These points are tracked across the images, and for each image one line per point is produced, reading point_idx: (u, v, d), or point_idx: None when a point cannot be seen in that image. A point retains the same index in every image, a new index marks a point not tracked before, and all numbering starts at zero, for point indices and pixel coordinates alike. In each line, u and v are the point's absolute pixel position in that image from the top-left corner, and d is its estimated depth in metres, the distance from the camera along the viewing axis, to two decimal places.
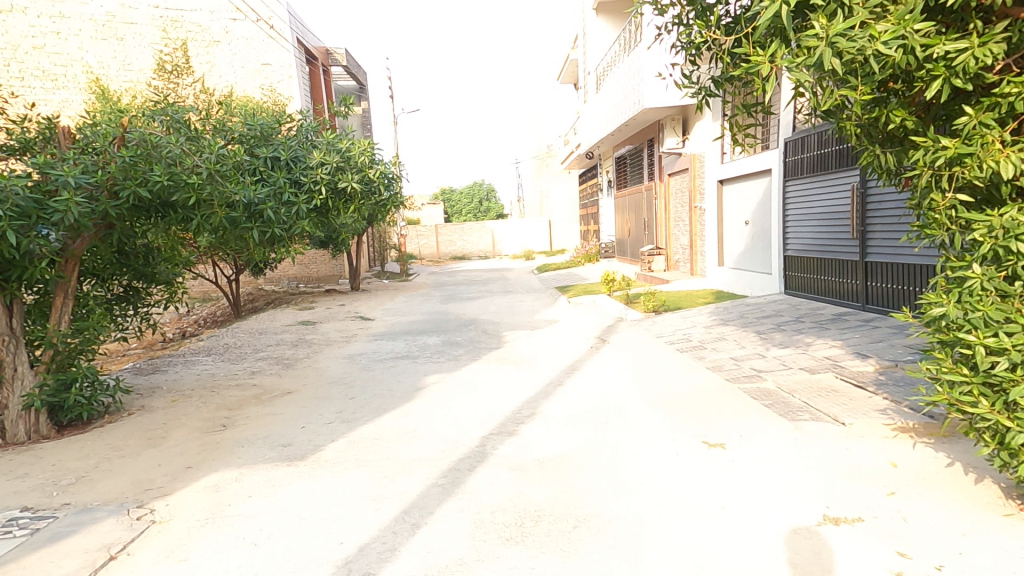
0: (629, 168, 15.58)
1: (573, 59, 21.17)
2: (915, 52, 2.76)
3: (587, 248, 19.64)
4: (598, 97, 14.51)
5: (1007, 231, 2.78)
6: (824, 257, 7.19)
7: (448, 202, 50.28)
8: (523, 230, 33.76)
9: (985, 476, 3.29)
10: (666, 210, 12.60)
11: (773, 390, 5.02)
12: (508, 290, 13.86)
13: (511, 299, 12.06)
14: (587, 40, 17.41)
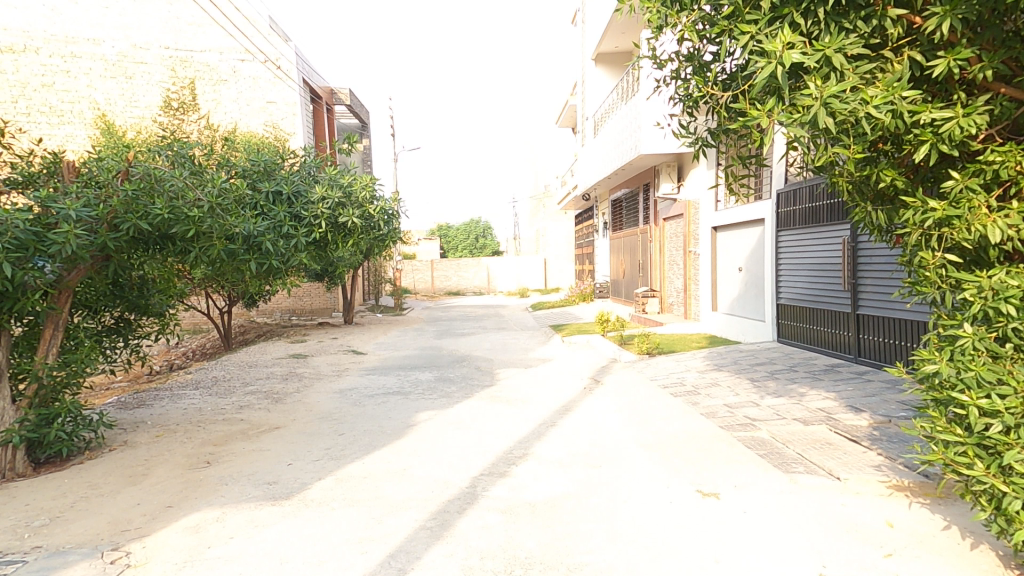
0: (624, 210, 15.83)
1: (571, 104, 21.84)
2: (903, 117, 2.87)
3: (582, 286, 19.79)
4: (595, 141, 14.87)
5: (996, 293, 2.83)
6: (817, 306, 7.26)
7: (445, 238, 50.87)
8: (518, 266, 33.98)
9: (983, 542, 3.22)
10: (660, 252, 12.77)
11: (767, 439, 4.97)
12: (502, 327, 13.85)
13: (506, 336, 12.02)
14: (585, 86, 17.97)
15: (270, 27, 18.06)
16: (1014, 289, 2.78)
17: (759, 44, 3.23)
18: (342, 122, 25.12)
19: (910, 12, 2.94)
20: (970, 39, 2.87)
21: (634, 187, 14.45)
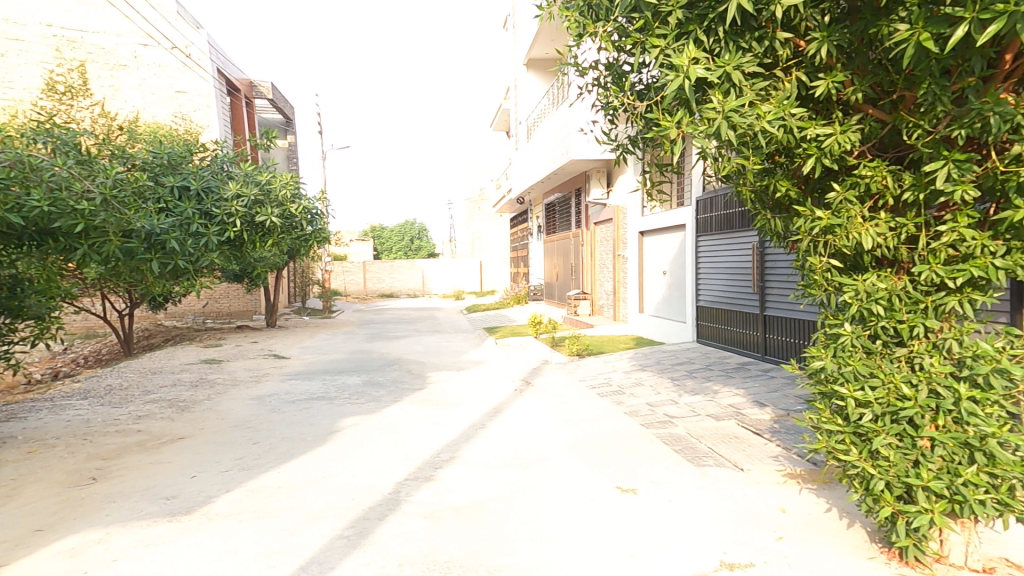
0: (557, 215, 16.16)
1: (505, 108, 22.08)
2: (792, 133, 3.08)
3: (517, 289, 19.99)
4: (529, 146, 15.07)
5: (868, 295, 3.09)
6: (731, 308, 7.70)
7: (378, 239, 50.13)
8: (454, 269, 33.97)
9: (856, 521, 3.50)
10: (591, 256, 13.11)
11: (683, 435, 5.20)
12: (436, 330, 13.69)
13: (439, 338, 11.92)
14: (518, 92, 18.25)
15: (179, 13, 17.14)
16: (882, 291, 3.05)
17: (668, 58, 3.32)
18: (263, 117, 24.17)
19: (795, 36, 3.16)
20: (844, 63, 3.11)
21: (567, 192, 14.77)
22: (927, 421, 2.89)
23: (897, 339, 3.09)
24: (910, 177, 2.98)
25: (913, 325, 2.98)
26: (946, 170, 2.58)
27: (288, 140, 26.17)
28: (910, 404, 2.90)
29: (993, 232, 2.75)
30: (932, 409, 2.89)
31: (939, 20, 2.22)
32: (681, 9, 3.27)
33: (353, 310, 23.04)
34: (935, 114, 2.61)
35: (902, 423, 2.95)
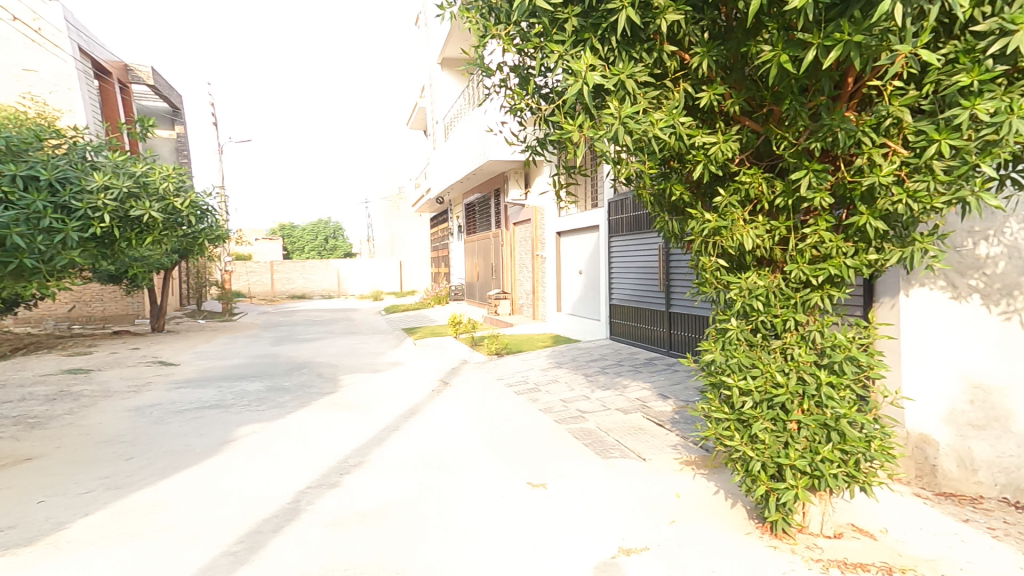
0: (477, 216, 16.22)
1: (420, 107, 21.85)
2: (682, 140, 3.25)
3: (438, 289, 19.83)
4: (446, 146, 14.99)
5: (750, 292, 3.29)
6: (641, 306, 8.08)
7: (288, 238, 47.73)
8: (372, 270, 33.16)
9: (739, 501, 3.77)
10: (511, 256, 13.26)
11: (593, 429, 5.37)
12: (351, 332, 13.23)
13: (354, 340, 11.51)
14: (433, 91, 18.16)
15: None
16: (761, 289, 3.25)
17: (567, 64, 3.34)
18: (143, 104, 22.20)
19: (680, 50, 3.32)
20: (722, 78, 3.32)
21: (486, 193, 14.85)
22: (796, 405, 3.16)
23: (773, 333, 3.33)
24: (781, 185, 3.21)
25: (786, 319, 3.22)
26: (807, 178, 2.84)
27: (175, 130, 24.13)
28: (782, 391, 3.15)
29: (845, 236, 3.05)
30: (799, 395, 3.17)
31: (793, 45, 2.40)
32: (576, 18, 3.32)
33: (257, 313, 21.58)
34: (798, 126, 2.84)
35: (776, 409, 3.21)
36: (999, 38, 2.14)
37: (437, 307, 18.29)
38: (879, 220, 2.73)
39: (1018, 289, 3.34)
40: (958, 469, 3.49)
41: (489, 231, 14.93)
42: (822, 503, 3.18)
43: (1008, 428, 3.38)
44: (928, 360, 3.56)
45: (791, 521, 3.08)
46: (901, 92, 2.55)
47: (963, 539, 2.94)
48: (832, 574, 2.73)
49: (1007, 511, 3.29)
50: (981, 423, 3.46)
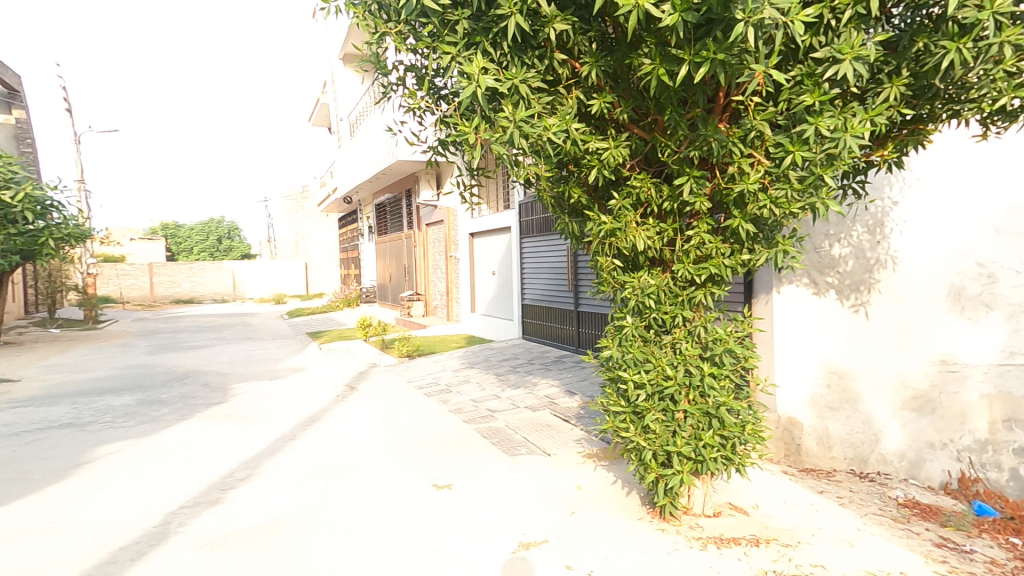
0: (388, 216, 15.85)
1: (323, 103, 20.96)
2: (576, 144, 3.34)
3: (348, 292, 19.14)
4: (352, 144, 14.52)
5: (642, 291, 3.42)
6: (552, 305, 8.30)
7: (173, 239, 43.79)
8: (272, 272, 31.34)
9: (633, 488, 3.97)
10: (423, 258, 13.07)
11: (501, 428, 5.42)
12: (247, 337, 12.36)
13: (249, 346, 10.76)
14: (336, 88, 17.54)
15: None
16: (653, 287, 3.39)
17: (460, 66, 3.33)
18: None
19: (571, 59, 3.41)
20: (611, 87, 3.46)
21: (397, 193, 14.58)
22: (683, 395, 3.38)
23: (664, 327, 3.50)
24: (667, 190, 3.36)
25: (674, 315, 3.40)
26: (689, 183, 3.04)
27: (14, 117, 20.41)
28: (671, 383, 3.34)
29: (722, 237, 3.29)
30: (686, 385, 3.39)
31: (670, 58, 2.55)
32: (467, 20, 3.30)
33: (128, 320, 19.24)
34: (679, 135, 3.03)
35: (666, 400, 3.39)
36: (832, 65, 2.44)
37: (346, 310, 17.64)
38: (749, 223, 2.99)
39: (863, 285, 3.83)
40: (817, 446, 3.93)
41: (401, 232, 14.65)
42: (705, 485, 3.45)
43: (855, 405, 3.88)
44: (794, 351, 3.95)
45: (677, 504, 3.30)
46: (761, 107, 2.80)
47: (820, 508, 3.30)
48: (710, 550, 2.95)
49: (852, 481, 3.75)
50: (836, 405, 3.91)
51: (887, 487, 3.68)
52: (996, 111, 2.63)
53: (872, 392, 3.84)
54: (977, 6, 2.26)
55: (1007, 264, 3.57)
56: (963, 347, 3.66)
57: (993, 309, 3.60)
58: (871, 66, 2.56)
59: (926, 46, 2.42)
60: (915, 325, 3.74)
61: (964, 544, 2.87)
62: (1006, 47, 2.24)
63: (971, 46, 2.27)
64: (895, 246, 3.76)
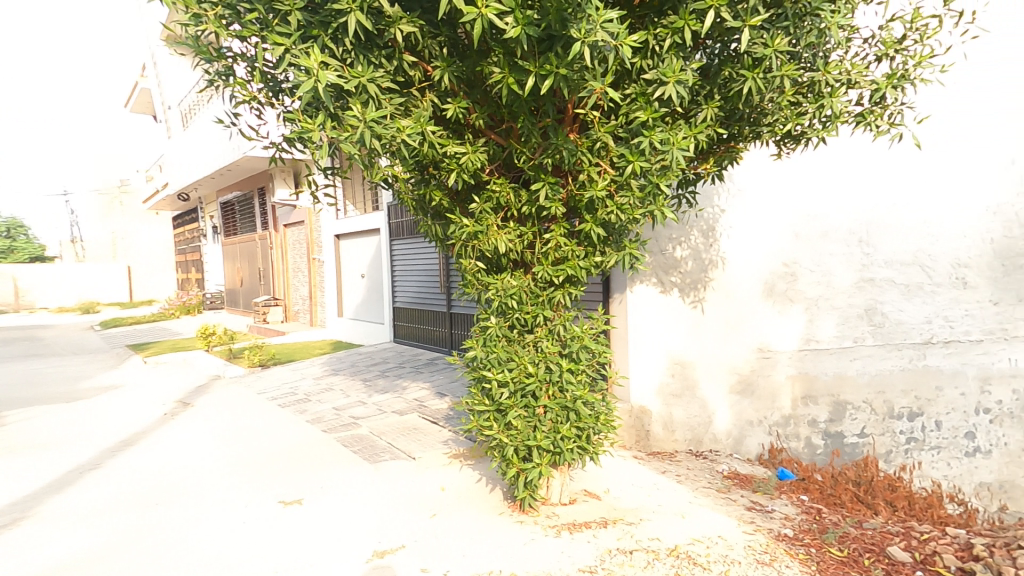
0: (238, 215, 14.57)
1: (139, 88, 18.34)
2: (434, 146, 3.24)
3: (184, 296, 17.01)
4: (186, 136, 13.04)
5: (504, 292, 3.43)
6: (425, 308, 8.21)
7: None
8: (86, 276, 26.78)
9: (496, 484, 4.05)
10: (281, 260, 12.26)
11: (365, 435, 5.21)
12: (38, 356, 10.32)
13: (46, 366, 9.02)
14: (159, 74, 15.59)
15: None
16: (516, 288, 3.42)
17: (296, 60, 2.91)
18: None
19: (422, 61, 3.25)
20: (465, 93, 3.38)
21: (248, 191, 13.49)
22: (542, 394, 3.47)
23: (527, 327, 3.56)
24: (524, 194, 3.35)
25: (536, 315, 3.46)
26: (544, 189, 3.15)
27: None
28: (532, 380, 3.41)
29: (576, 240, 3.39)
30: (547, 381, 3.49)
31: (519, 69, 2.63)
32: (299, 12, 2.86)
33: None
34: (532, 142, 3.09)
35: (528, 396, 3.47)
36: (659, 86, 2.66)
37: (184, 318, 15.74)
38: (600, 227, 3.18)
39: (700, 282, 4.22)
40: (662, 431, 4.30)
41: (253, 233, 13.57)
42: (562, 476, 3.64)
43: (693, 391, 4.28)
44: (643, 347, 4.25)
45: (536, 496, 3.43)
46: (604, 121, 2.99)
47: (661, 486, 3.64)
48: (562, 536, 3.09)
49: (691, 461, 4.15)
50: (678, 392, 4.29)
51: (716, 462, 4.15)
52: (787, 136, 3.11)
53: (706, 377, 4.25)
54: (763, 43, 2.61)
55: (805, 262, 4.06)
56: (773, 335, 4.12)
57: (795, 302, 4.08)
58: (691, 89, 2.86)
59: (731, 75, 2.78)
60: (738, 316, 4.18)
61: (766, 505, 3.33)
62: (784, 80, 2.69)
63: (762, 77, 2.64)
64: (725, 248, 4.18)
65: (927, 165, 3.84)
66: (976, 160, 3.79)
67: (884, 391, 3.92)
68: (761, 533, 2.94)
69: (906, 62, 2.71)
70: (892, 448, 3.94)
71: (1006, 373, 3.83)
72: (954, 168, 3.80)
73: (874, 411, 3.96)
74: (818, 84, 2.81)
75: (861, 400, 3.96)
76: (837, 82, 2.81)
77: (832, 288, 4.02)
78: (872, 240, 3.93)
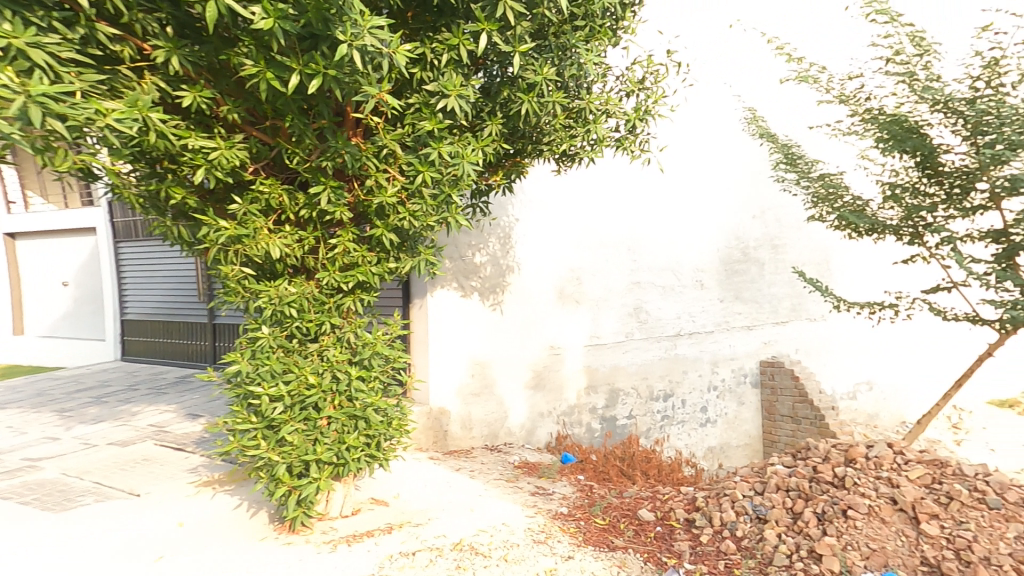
0: None
1: None
2: (167, 138, 2.18)
3: None
4: None
5: (280, 300, 2.78)
6: (170, 319, 7.41)
7: None
8: None
9: (260, 507, 3.38)
10: None
11: (53, 478, 3.95)
12: None
13: None
14: None
15: None
16: (296, 295, 2.80)
17: None
18: None
19: (132, 36, 2.17)
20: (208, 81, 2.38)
21: None
22: (327, 402, 2.90)
23: (309, 335, 2.96)
24: (302, 197, 2.71)
25: (320, 323, 2.88)
26: (326, 194, 2.61)
27: None
28: (314, 391, 2.85)
29: (368, 244, 2.90)
30: (333, 391, 2.94)
31: (278, 65, 2.18)
32: None
33: None
34: (306, 143, 2.56)
35: (308, 409, 2.88)
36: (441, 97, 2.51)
37: None
38: (392, 232, 2.78)
39: (499, 287, 4.16)
40: (460, 430, 4.11)
41: None
42: (345, 487, 3.28)
43: (491, 390, 4.20)
44: (444, 353, 3.98)
45: (312, 513, 2.98)
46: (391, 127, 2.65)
47: (452, 484, 3.61)
48: (340, 550, 2.86)
49: (485, 454, 4.12)
50: (478, 391, 4.17)
51: (507, 454, 4.15)
52: (563, 155, 3.21)
53: (506, 374, 4.25)
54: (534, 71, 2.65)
55: (587, 268, 4.45)
56: (564, 334, 4.40)
57: (581, 303, 4.44)
58: (473, 105, 2.74)
59: (509, 96, 2.74)
60: (534, 319, 4.31)
61: (548, 488, 3.66)
62: (556, 106, 2.76)
63: (536, 102, 2.69)
64: (519, 256, 4.23)
65: (669, 192, 4.67)
66: (705, 192, 4.78)
67: (646, 377, 4.62)
68: (541, 515, 3.21)
69: (646, 96, 3.07)
70: (651, 425, 4.66)
71: (727, 357, 4.92)
72: (691, 197, 4.73)
73: (639, 395, 4.63)
74: (583, 110, 2.90)
75: (630, 386, 4.59)
76: (598, 110, 2.94)
77: (611, 289, 4.53)
78: (638, 250, 4.58)
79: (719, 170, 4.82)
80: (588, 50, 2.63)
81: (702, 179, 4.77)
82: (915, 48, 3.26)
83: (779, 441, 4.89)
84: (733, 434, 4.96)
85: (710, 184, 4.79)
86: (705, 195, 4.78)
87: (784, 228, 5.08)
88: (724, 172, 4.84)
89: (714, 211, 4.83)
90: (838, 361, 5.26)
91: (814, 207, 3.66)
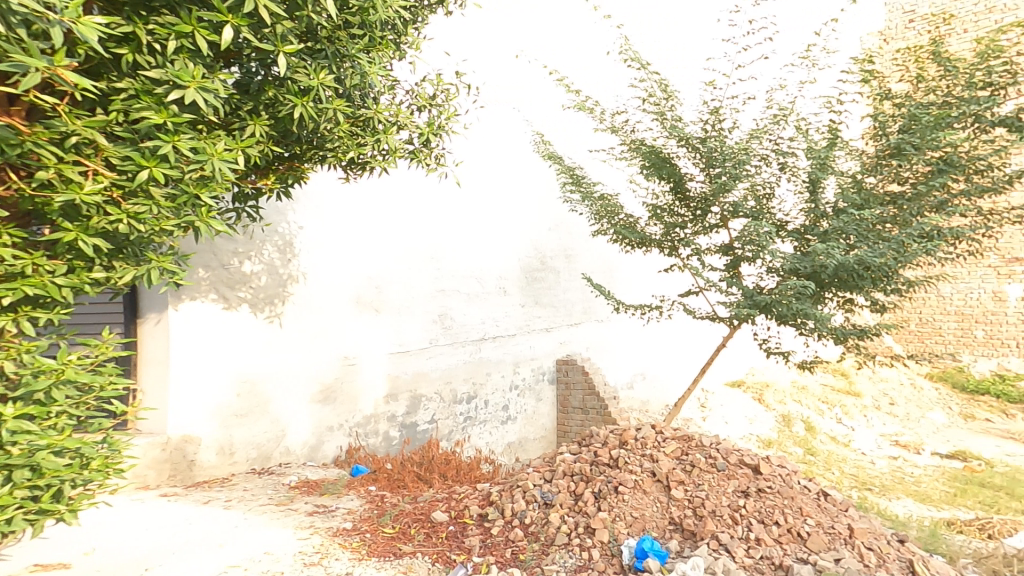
0: None
1: None
2: None
3: None
4: None
5: None
6: None
7: None
8: None
9: None
10: None
11: None
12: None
13: None
14: None
15: None
16: None
17: None
18: None
19: None
20: None
21: None
22: None
23: None
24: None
25: None
26: None
27: None
28: None
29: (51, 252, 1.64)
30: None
31: None
32: None
33: None
34: None
35: None
36: (172, 88, 1.68)
37: None
38: (94, 241, 1.67)
39: (277, 297, 3.75)
40: (215, 457, 3.45)
41: None
42: None
43: (264, 409, 3.68)
44: (196, 371, 3.33)
45: None
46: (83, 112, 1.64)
47: (194, 518, 2.92)
48: None
49: (247, 479, 3.52)
50: (243, 412, 3.58)
51: (283, 475, 3.66)
52: (350, 161, 2.65)
53: (283, 390, 3.78)
54: (309, 70, 2.07)
55: (387, 278, 4.34)
56: (362, 343, 4.21)
57: (379, 312, 4.30)
58: (223, 99, 2.04)
59: (276, 97, 2.12)
60: (323, 329, 3.99)
61: (330, 505, 3.35)
62: (338, 114, 2.23)
63: (314, 107, 2.13)
64: (302, 265, 3.89)
65: (466, 209, 4.82)
66: (501, 210, 5.07)
67: (449, 381, 4.69)
68: (318, 534, 2.95)
69: (438, 113, 2.76)
70: (453, 428, 4.73)
71: (528, 358, 5.33)
72: (487, 215, 4.97)
73: (443, 400, 4.68)
74: (371, 121, 2.48)
75: (434, 391, 4.60)
76: (389, 119, 2.54)
77: (414, 295, 4.50)
78: (440, 260, 4.65)
79: (513, 189, 5.16)
80: (370, 60, 2.24)
81: (497, 199, 5.03)
82: (664, 92, 3.92)
83: (571, 430, 5.43)
84: (532, 428, 5.33)
85: (506, 202, 5.10)
86: (501, 213, 5.08)
87: (573, 240, 5.66)
88: (517, 191, 5.19)
89: (510, 227, 5.15)
90: (617, 356, 5.96)
91: (595, 223, 4.07)
